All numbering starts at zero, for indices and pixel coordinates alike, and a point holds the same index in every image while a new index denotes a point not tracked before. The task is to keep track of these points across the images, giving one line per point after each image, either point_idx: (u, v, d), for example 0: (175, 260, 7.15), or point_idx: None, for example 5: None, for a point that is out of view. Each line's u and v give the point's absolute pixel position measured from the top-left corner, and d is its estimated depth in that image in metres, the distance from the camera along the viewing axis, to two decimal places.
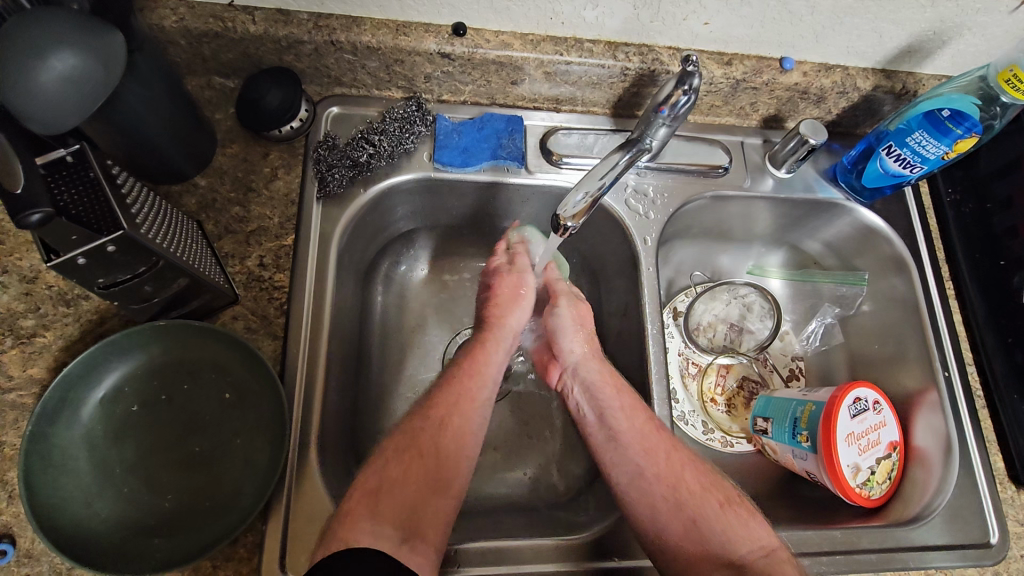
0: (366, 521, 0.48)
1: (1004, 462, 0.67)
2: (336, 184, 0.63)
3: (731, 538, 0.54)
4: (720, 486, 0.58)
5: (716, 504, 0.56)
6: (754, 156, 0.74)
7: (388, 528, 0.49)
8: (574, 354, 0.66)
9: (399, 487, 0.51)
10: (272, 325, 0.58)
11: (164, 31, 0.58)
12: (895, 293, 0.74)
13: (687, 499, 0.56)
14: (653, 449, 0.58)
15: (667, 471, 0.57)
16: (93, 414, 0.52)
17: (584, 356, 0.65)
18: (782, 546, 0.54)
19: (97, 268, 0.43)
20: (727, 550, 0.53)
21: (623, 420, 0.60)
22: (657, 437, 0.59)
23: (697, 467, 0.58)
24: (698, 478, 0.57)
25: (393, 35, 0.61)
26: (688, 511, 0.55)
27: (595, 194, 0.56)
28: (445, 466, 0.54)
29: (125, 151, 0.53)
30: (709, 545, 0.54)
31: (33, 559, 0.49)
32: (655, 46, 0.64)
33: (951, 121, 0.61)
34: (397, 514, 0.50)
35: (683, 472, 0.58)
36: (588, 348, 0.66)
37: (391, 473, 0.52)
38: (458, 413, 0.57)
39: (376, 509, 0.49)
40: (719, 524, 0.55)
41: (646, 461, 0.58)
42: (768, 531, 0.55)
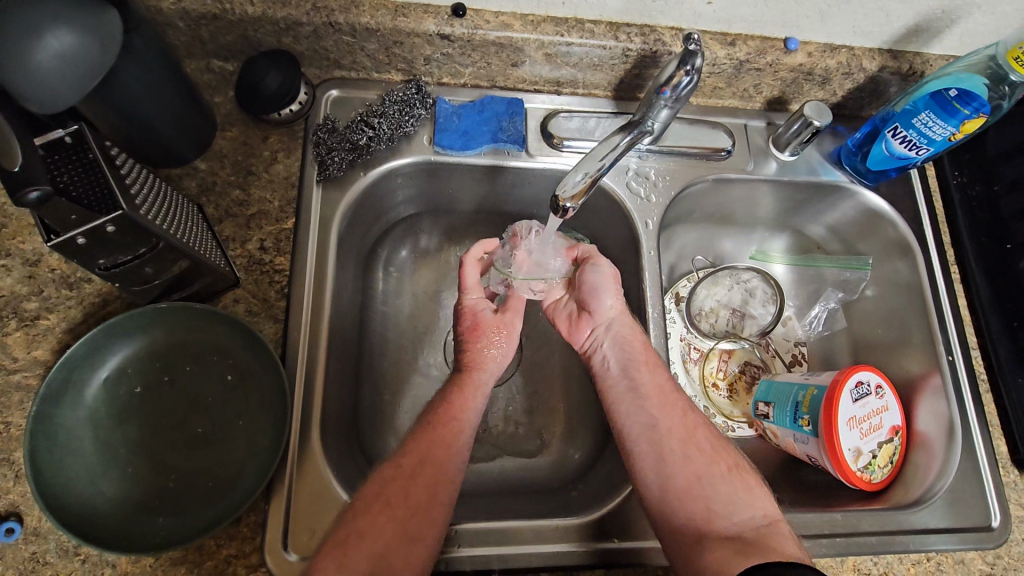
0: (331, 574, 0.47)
1: (1007, 445, 0.67)
2: (336, 167, 0.63)
3: (736, 500, 0.55)
4: (729, 452, 0.59)
5: (724, 467, 0.57)
6: (758, 139, 0.74)
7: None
8: (611, 304, 0.65)
9: (375, 539, 0.50)
10: (273, 308, 0.59)
11: (162, 13, 0.57)
12: (900, 277, 0.73)
13: (696, 457, 0.57)
14: (671, 407, 0.60)
15: (682, 427, 0.59)
16: (96, 394, 0.52)
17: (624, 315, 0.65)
18: (783, 520, 0.55)
19: (98, 249, 0.43)
20: (731, 511, 0.54)
21: (647, 373, 0.62)
22: (678, 399, 0.61)
23: (710, 432, 0.60)
24: (708, 440, 0.59)
25: (392, 17, 0.60)
26: (695, 468, 0.57)
27: (595, 175, 0.55)
28: (416, 517, 0.52)
29: (124, 133, 0.53)
30: (713, 501, 0.55)
31: (40, 537, 0.50)
32: (657, 27, 0.64)
33: (959, 101, 0.60)
34: (366, 564, 0.49)
35: (696, 432, 0.59)
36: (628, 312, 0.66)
37: (371, 524, 0.50)
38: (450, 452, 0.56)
39: (343, 560, 0.48)
40: (725, 486, 0.56)
41: (662, 417, 0.59)
42: (770, 502, 0.56)
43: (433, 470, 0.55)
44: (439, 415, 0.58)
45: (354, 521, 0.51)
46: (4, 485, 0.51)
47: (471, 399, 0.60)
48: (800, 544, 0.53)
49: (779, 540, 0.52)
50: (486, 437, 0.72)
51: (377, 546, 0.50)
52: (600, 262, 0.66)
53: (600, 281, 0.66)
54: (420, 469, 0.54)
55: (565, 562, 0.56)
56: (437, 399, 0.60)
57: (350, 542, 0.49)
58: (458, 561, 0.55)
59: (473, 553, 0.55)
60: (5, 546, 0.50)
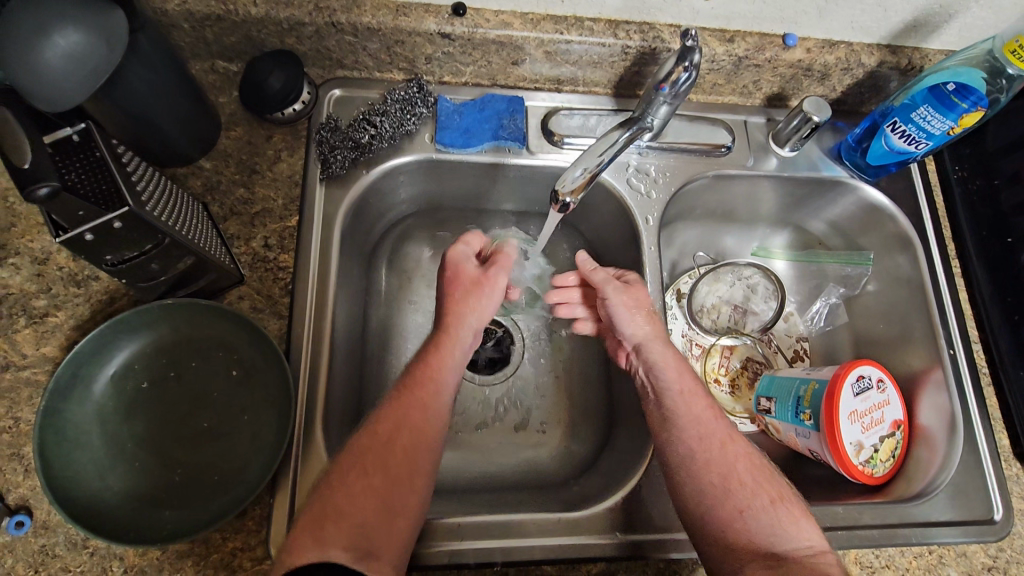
0: (311, 549, 0.46)
1: (1009, 439, 0.67)
2: (339, 165, 0.64)
3: (780, 532, 0.53)
4: (773, 481, 0.56)
5: (767, 499, 0.55)
6: (758, 135, 0.74)
7: (334, 549, 0.46)
8: (641, 326, 0.63)
9: (355, 513, 0.49)
10: (278, 304, 0.59)
11: (167, 14, 0.58)
12: (900, 272, 0.73)
13: (737, 489, 0.55)
14: (708, 438, 0.58)
15: (720, 459, 0.56)
16: (104, 390, 0.53)
17: (659, 339, 0.63)
18: (831, 551, 0.52)
19: (105, 245, 0.44)
20: (773, 543, 0.52)
21: (683, 404, 0.59)
22: (718, 427, 0.59)
23: (753, 461, 0.57)
24: (752, 472, 0.56)
25: (394, 16, 0.61)
26: (737, 501, 0.54)
27: (593, 170, 0.56)
28: (396, 489, 0.51)
29: (131, 133, 0.54)
30: (756, 534, 0.53)
31: (49, 530, 0.51)
32: (656, 24, 0.64)
33: (957, 95, 0.60)
34: (347, 537, 0.48)
35: (737, 462, 0.57)
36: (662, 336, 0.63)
37: (349, 499, 0.50)
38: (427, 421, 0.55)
39: (321, 534, 0.47)
40: (767, 518, 0.54)
41: (699, 447, 0.57)
42: (817, 531, 0.54)
43: (411, 442, 0.53)
44: (415, 379, 0.57)
45: (333, 495, 0.50)
46: (14, 479, 0.52)
47: (445, 358, 0.59)
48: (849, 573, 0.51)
49: (826, 572, 0.50)
50: (488, 433, 0.72)
51: (358, 519, 0.49)
52: (627, 284, 0.65)
53: (631, 304, 0.64)
54: (395, 440, 0.53)
55: (567, 555, 0.56)
56: (414, 362, 0.59)
57: (329, 515, 0.49)
58: (461, 553, 0.56)
59: (477, 546, 0.56)
60: (16, 540, 0.51)
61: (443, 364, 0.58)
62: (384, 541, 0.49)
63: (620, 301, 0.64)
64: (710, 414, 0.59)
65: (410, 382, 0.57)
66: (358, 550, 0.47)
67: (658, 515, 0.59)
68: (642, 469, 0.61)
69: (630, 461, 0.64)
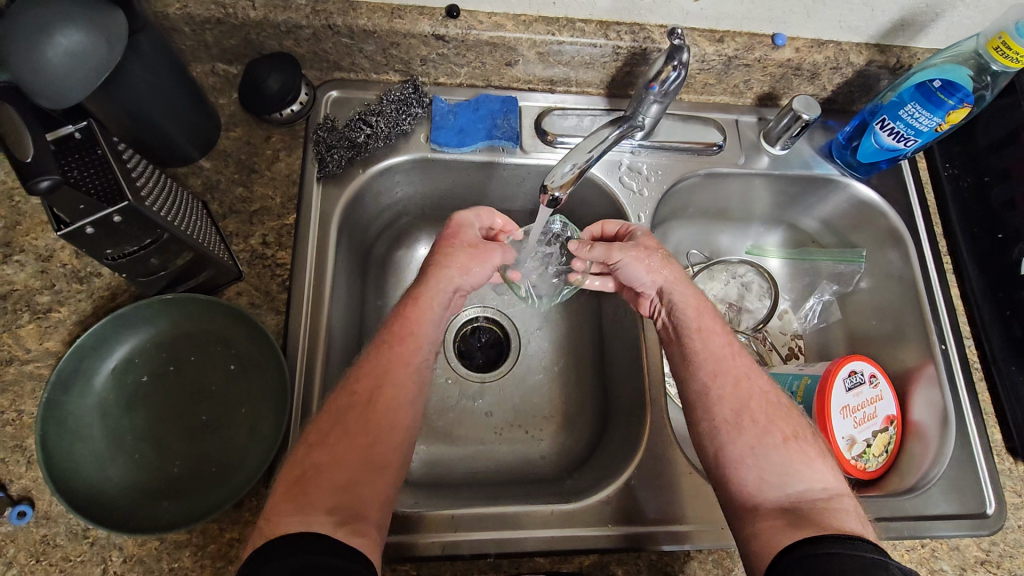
0: (293, 516, 0.45)
1: (1001, 434, 0.67)
2: (335, 164, 0.65)
3: (792, 471, 0.52)
4: (789, 421, 0.56)
5: (779, 437, 0.54)
6: (749, 134, 0.75)
7: (318, 512, 0.46)
8: (661, 267, 0.62)
9: (346, 467, 0.49)
10: (275, 300, 0.60)
11: (168, 18, 0.60)
12: (892, 268, 0.74)
13: (749, 426, 0.55)
14: (724, 373, 0.57)
15: (735, 394, 0.56)
16: (105, 383, 0.54)
17: (680, 277, 0.62)
18: (847, 493, 0.52)
19: (105, 239, 0.45)
20: (786, 482, 0.52)
21: (698, 340, 0.59)
22: (737, 362, 0.58)
23: (768, 397, 0.57)
24: (765, 409, 0.56)
25: (388, 19, 0.62)
26: (748, 438, 0.54)
27: (583, 165, 0.57)
28: (379, 444, 0.51)
29: (133, 132, 0.55)
30: (767, 472, 0.53)
31: (50, 520, 0.52)
32: (646, 25, 0.65)
33: (943, 92, 0.61)
34: (338, 495, 0.47)
35: (753, 398, 0.56)
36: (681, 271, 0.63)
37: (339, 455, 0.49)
38: (407, 368, 0.54)
39: (305, 501, 0.46)
40: (779, 457, 0.53)
41: (713, 381, 0.57)
42: (833, 473, 0.54)
43: (389, 394, 0.53)
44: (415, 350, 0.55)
45: (314, 460, 0.49)
46: (17, 471, 0.53)
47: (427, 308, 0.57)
48: (866, 518, 0.51)
49: (838, 515, 0.49)
50: (484, 429, 0.73)
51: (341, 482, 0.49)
52: (638, 232, 0.65)
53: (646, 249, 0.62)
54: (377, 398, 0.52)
55: (561, 547, 0.57)
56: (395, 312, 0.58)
57: (310, 480, 0.48)
58: (456, 545, 0.56)
59: (470, 538, 0.57)
60: (17, 530, 0.52)
61: (414, 315, 0.56)
62: (371, 498, 0.49)
63: (636, 253, 0.62)
64: (729, 350, 0.59)
65: (387, 334, 0.56)
66: (344, 512, 0.47)
67: (651, 508, 0.59)
68: (634, 461, 0.62)
69: (622, 455, 0.65)
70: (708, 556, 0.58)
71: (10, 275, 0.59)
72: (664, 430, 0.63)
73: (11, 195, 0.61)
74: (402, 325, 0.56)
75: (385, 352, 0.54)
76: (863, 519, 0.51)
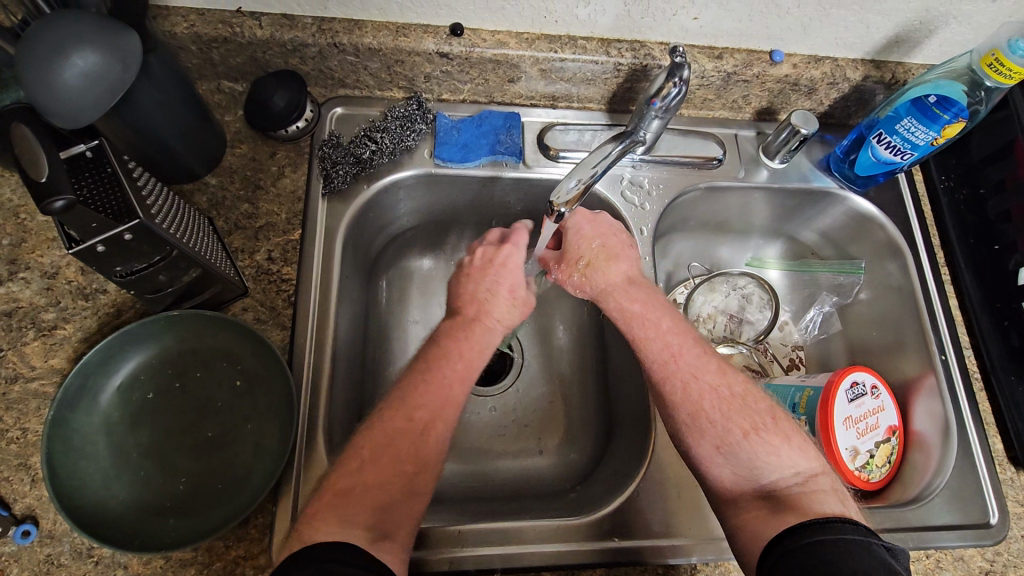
0: (333, 522, 0.46)
1: (1002, 443, 0.67)
2: (341, 180, 0.66)
3: (762, 465, 0.52)
4: (749, 411, 0.55)
5: (739, 433, 0.53)
6: (748, 148, 0.76)
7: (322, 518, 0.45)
8: (585, 284, 0.65)
9: (372, 489, 0.49)
10: (280, 315, 0.61)
11: (175, 37, 0.61)
12: (891, 279, 0.75)
13: (708, 428, 0.54)
14: (670, 378, 0.56)
15: (686, 399, 0.55)
16: (110, 400, 0.54)
17: (604, 289, 0.63)
18: (821, 472, 0.52)
19: (115, 256, 0.46)
20: (760, 475, 0.52)
21: (649, 344, 0.58)
22: (681, 363, 0.57)
23: (720, 394, 0.55)
24: (719, 407, 0.55)
25: (394, 37, 0.63)
26: (712, 439, 0.54)
27: (588, 181, 0.58)
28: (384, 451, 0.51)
29: (140, 149, 0.56)
30: (739, 466, 0.53)
31: (55, 539, 0.52)
32: (647, 42, 0.67)
33: (939, 107, 0.62)
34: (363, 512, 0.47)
35: (703, 399, 0.55)
36: (611, 276, 0.63)
37: (358, 472, 0.49)
38: (454, 407, 0.54)
39: (328, 511, 0.46)
40: (747, 454, 0.53)
41: (665, 390, 0.56)
42: (804, 454, 0.53)
43: (439, 423, 0.52)
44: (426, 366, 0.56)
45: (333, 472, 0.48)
46: (20, 490, 0.53)
47: (467, 346, 0.57)
48: (842, 495, 0.51)
49: (815, 501, 0.50)
50: (489, 442, 0.73)
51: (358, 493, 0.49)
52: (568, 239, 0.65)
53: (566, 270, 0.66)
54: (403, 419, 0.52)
55: (569, 561, 0.57)
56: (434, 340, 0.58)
57: (335, 496, 0.48)
58: (462, 561, 0.56)
59: (477, 552, 0.56)
60: (21, 549, 0.51)
61: (467, 350, 0.57)
62: (400, 516, 0.49)
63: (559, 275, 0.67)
64: (671, 351, 0.57)
65: (436, 352, 0.56)
66: (377, 529, 0.47)
67: (657, 521, 0.59)
68: (639, 474, 0.62)
69: (628, 468, 0.65)
70: (714, 569, 0.58)
71: (15, 292, 0.59)
72: (669, 443, 0.63)
73: (17, 212, 0.61)
74: (459, 364, 0.55)
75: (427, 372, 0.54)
76: (844, 494, 0.51)
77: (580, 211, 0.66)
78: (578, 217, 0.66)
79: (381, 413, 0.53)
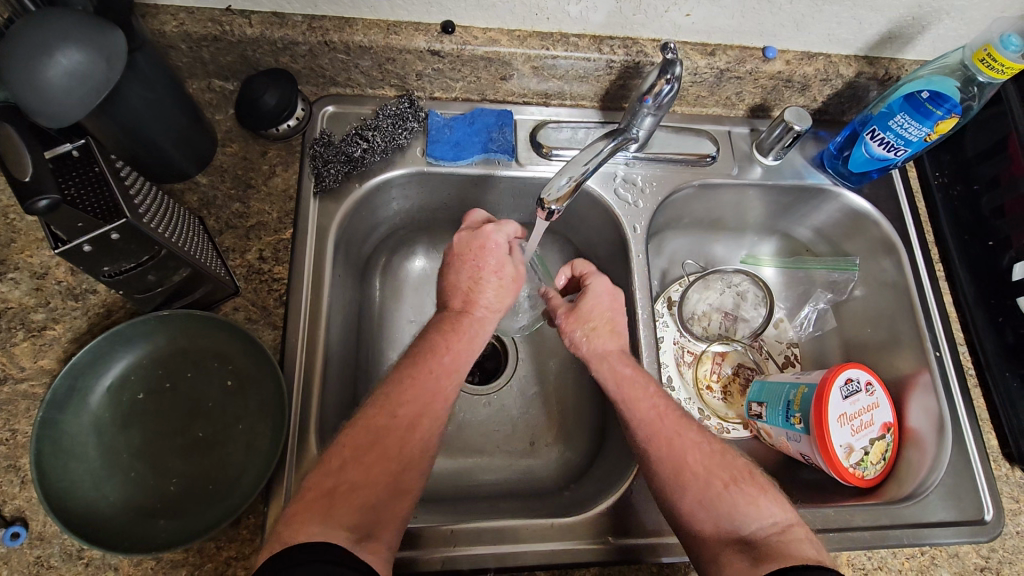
0: (315, 525, 0.45)
1: (997, 439, 0.67)
2: (332, 179, 0.65)
3: (741, 516, 0.52)
4: (727, 465, 0.56)
5: (720, 484, 0.54)
6: (742, 145, 0.76)
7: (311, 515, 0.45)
8: (583, 344, 0.64)
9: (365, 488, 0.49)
10: (272, 315, 0.60)
11: (165, 36, 0.61)
12: (886, 276, 0.74)
13: (691, 481, 0.54)
14: (655, 435, 0.57)
15: (670, 456, 0.55)
16: (100, 401, 0.54)
17: (600, 353, 0.63)
18: (797, 521, 0.53)
19: (103, 256, 0.45)
20: (739, 524, 0.52)
21: (640, 405, 0.58)
22: (667, 422, 0.58)
23: (703, 450, 0.56)
24: (702, 462, 0.55)
25: (385, 34, 0.63)
26: (694, 493, 0.54)
27: (579, 178, 0.58)
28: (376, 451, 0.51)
29: (129, 148, 0.55)
30: (721, 519, 0.53)
31: (44, 541, 0.51)
32: (639, 39, 0.66)
33: (932, 103, 0.62)
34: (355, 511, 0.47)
35: (687, 456, 0.56)
36: (608, 344, 0.63)
37: (349, 475, 0.49)
38: (442, 400, 0.55)
39: (308, 510, 0.46)
40: (726, 504, 0.53)
41: (648, 448, 0.57)
42: (780, 506, 0.53)
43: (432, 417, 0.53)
44: (416, 365, 0.56)
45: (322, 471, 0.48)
46: (10, 492, 0.52)
47: (456, 340, 0.58)
48: (818, 546, 0.51)
49: (793, 546, 0.50)
50: (483, 441, 0.73)
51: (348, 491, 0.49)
52: (582, 297, 0.65)
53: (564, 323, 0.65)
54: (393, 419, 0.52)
55: (562, 561, 0.57)
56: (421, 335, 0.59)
57: (330, 493, 0.48)
58: (455, 560, 0.56)
59: (470, 552, 0.56)
60: (11, 551, 0.51)
61: (454, 343, 0.58)
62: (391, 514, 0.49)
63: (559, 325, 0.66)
64: (659, 411, 0.58)
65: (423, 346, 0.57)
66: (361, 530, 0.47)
67: (651, 520, 0.59)
68: (632, 473, 0.62)
69: (622, 466, 0.65)
70: None
71: (4, 293, 0.58)
72: None
73: (7, 213, 0.61)
74: (446, 356, 0.57)
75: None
76: (818, 545, 0.52)
77: (605, 279, 0.66)
78: (600, 283, 0.65)
79: (369, 411, 0.53)
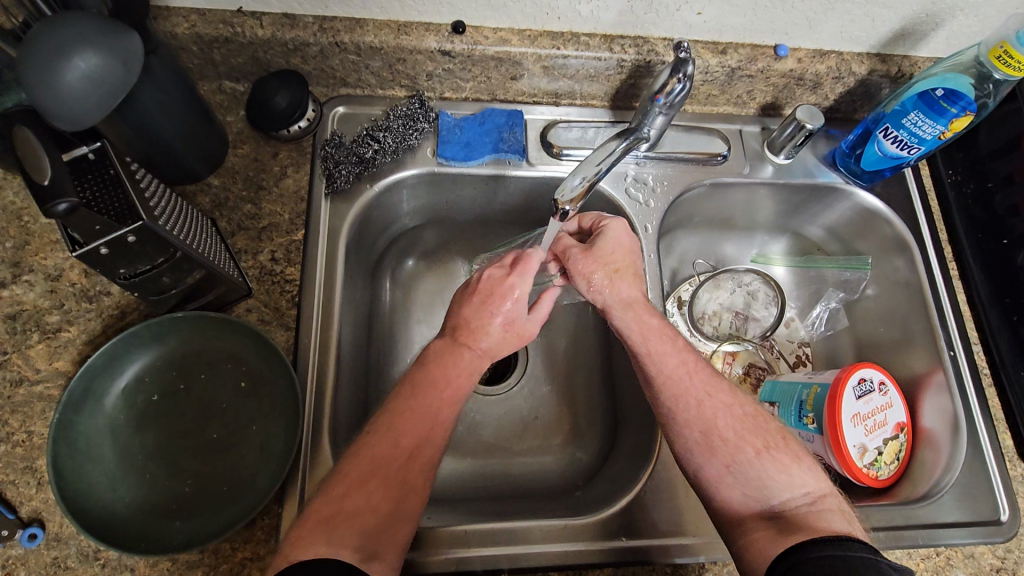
0: (320, 545, 0.45)
1: (1012, 439, 0.67)
2: (344, 180, 0.65)
3: (771, 483, 0.52)
4: (760, 432, 0.55)
5: (752, 451, 0.54)
6: (753, 144, 0.75)
7: (329, 515, 0.47)
8: (606, 287, 0.62)
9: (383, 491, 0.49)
10: (285, 316, 0.60)
11: (176, 38, 0.61)
12: (898, 275, 0.74)
13: (722, 445, 0.54)
14: (684, 396, 0.57)
15: (701, 416, 0.56)
16: (115, 403, 0.54)
17: (626, 299, 0.62)
18: (830, 493, 0.52)
19: (119, 258, 0.46)
20: (769, 495, 0.52)
21: (659, 362, 0.59)
22: (696, 380, 0.58)
23: (735, 411, 0.56)
24: (733, 425, 0.55)
25: (395, 35, 0.63)
26: (723, 457, 0.54)
27: (591, 179, 0.57)
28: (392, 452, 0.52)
29: (142, 150, 0.56)
30: (756, 487, 0.52)
31: (61, 542, 0.52)
32: (650, 38, 0.66)
33: (946, 100, 0.62)
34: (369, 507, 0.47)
35: (717, 417, 0.56)
36: (632, 290, 0.62)
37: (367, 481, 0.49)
38: (442, 432, 0.54)
39: None
40: (757, 471, 0.53)
41: (675, 408, 0.57)
42: (814, 476, 0.53)
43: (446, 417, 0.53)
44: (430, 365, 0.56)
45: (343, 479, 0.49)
46: (26, 493, 0.53)
47: (462, 376, 0.57)
48: (849, 514, 0.52)
49: (825, 519, 0.50)
50: (495, 441, 0.73)
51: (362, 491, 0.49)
52: (603, 238, 0.63)
53: (587, 268, 0.63)
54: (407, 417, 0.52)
55: (576, 561, 0.57)
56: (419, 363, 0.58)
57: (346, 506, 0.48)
58: (469, 561, 0.56)
59: (484, 553, 0.56)
60: (28, 552, 0.51)
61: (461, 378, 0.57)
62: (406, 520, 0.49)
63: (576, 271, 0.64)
64: (685, 368, 0.58)
65: (428, 382, 0.55)
66: (368, 527, 0.48)
67: (664, 519, 0.59)
68: (644, 474, 0.62)
69: (634, 467, 0.65)
70: (722, 568, 0.58)
71: (19, 295, 0.58)
72: None
73: (20, 215, 0.61)
74: (447, 391, 0.55)
75: (425, 393, 0.54)
76: (851, 518, 0.51)
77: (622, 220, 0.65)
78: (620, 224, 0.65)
79: (378, 424, 0.52)
